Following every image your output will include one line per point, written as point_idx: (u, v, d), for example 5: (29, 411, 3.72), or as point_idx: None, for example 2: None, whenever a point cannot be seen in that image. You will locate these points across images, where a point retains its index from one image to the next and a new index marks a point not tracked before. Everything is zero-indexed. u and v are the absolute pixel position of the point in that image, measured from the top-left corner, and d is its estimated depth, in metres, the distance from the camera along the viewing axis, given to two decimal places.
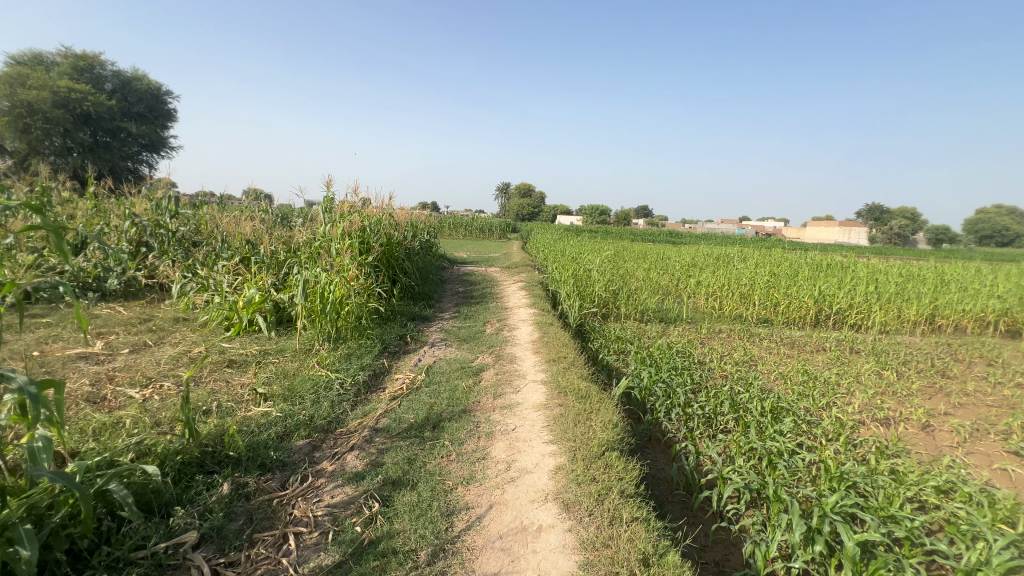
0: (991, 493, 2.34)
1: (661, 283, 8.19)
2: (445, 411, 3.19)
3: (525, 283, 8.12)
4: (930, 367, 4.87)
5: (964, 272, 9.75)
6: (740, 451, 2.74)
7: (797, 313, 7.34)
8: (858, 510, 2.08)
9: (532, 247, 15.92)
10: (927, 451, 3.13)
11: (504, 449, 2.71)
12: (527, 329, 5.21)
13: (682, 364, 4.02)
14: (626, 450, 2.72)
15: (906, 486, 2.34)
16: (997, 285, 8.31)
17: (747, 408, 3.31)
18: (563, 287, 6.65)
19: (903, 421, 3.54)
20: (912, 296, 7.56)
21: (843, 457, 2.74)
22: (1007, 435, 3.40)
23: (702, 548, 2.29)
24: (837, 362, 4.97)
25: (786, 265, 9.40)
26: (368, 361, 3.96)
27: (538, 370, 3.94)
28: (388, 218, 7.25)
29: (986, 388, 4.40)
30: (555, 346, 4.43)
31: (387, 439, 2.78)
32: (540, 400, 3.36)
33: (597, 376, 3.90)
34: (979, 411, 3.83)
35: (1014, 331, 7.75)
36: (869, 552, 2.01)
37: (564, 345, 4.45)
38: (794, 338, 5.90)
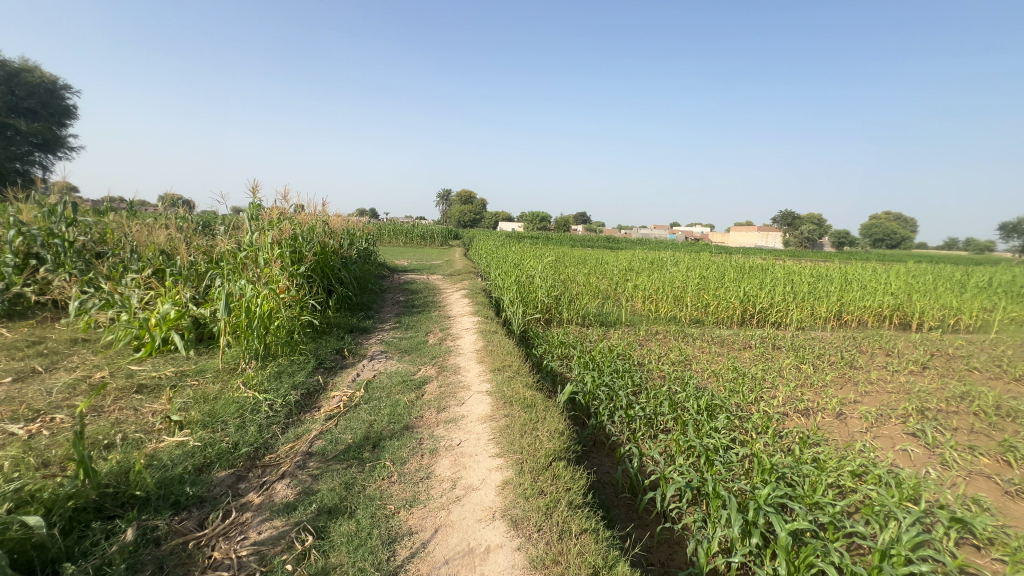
0: (897, 474, 2.60)
1: (601, 287, 8.44)
2: (386, 429, 3.06)
3: (468, 290, 8.05)
4: (839, 359, 5.36)
5: (863, 271, 10.94)
6: (680, 450, 2.85)
7: (725, 313, 7.84)
8: (787, 501, 2.23)
9: (475, 253, 15.92)
10: (841, 437, 3.44)
11: (449, 466, 2.65)
12: (470, 338, 5.15)
13: (623, 366, 4.15)
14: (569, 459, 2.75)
15: (827, 473, 2.54)
16: (890, 282, 9.36)
17: (684, 407, 3.45)
18: (507, 294, 6.67)
19: (820, 410, 3.86)
20: (822, 295, 8.34)
21: (771, 448, 2.94)
22: (906, 417, 3.81)
23: (649, 551, 2.36)
24: (762, 358, 5.35)
25: (714, 268, 10.01)
26: (301, 379, 3.74)
27: (483, 380, 3.90)
28: (323, 226, 6.93)
29: (886, 376, 4.91)
30: (499, 354, 4.42)
31: (321, 463, 2.63)
32: (485, 411, 3.31)
33: (541, 383, 3.91)
34: (882, 398, 4.27)
35: (905, 323, 8.75)
36: (799, 540, 2.14)
37: (508, 353, 4.45)
38: (724, 337, 6.29)
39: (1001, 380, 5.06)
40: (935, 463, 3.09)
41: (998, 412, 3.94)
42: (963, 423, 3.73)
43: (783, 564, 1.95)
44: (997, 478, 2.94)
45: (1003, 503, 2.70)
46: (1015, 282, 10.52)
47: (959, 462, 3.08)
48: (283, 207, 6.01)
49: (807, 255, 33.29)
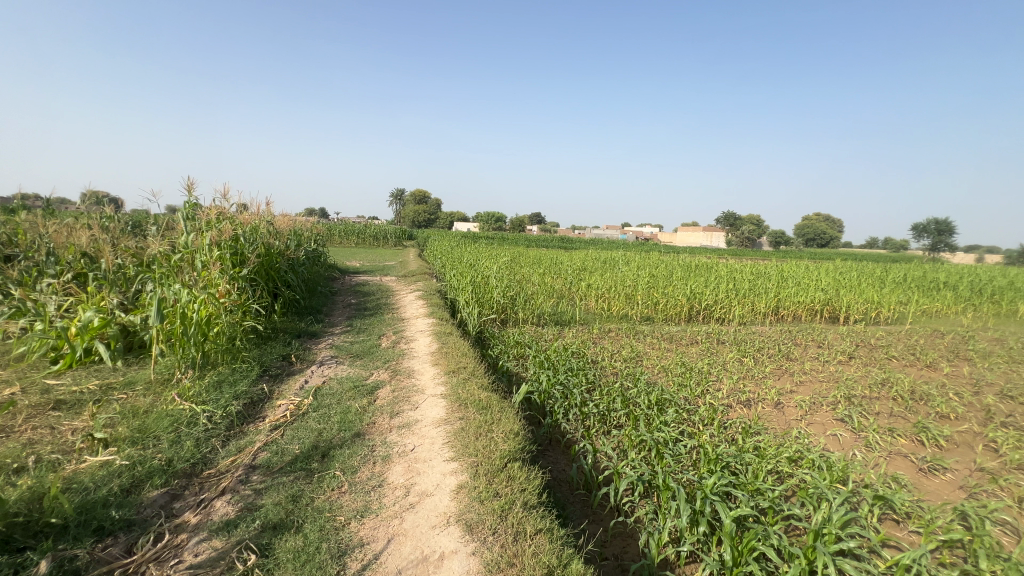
0: (828, 457, 2.80)
1: (555, 286, 8.55)
2: (336, 437, 2.96)
3: (423, 292, 7.92)
4: (777, 352, 5.71)
5: (797, 268, 11.71)
6: (632, 444, 2.93)
7: (674, 310, 8.16)
8: (730, 489, 2.34)
9: (431, 253, 15.72)
10: (779, 425, 3.66)
11: (402, 473, 2.59)
12: (425, 341, 5.07)
13: (577, 364, 4.22)
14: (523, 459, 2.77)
15: (767, 460, 2.70)
16: (821, 279, 10.09)
17: (636, 402, 3.56)
18: (462, 294, 6.63)
19: (761, 401, 4.09)
20: (761, 291, 8.85)
21: (717, 439, 3.08)
22: (835, 404, 4.12)
23: (603, 546, 2.40)
24: (707, 353, 5.61)
25: (663, 266, 10.39)
26: (243, 389, 3.54)
27: (437, 383, 3.84)
28: (267, 226, 6.62)
29: (818, 366, 5.27)
30: (454, 356, 4.38)
31: (266, 476, 2.50)
32: (439, 415, 3.27)
33: (497, 384, 3.90)
34: (814, 386, 4.60)
35: (834, 316, 9.46)
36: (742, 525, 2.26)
37: (463, 354, 4.42)
38: (673, 333, 6.54)
39: (915, 367, 5.57)
40: (860, 445, 3.35)
41: (913, 396, 4.33)
42: (884, 408, 4.07)
43: (728, 550, 2.04)
44: (912, 457, 3.23)
45: (919, 480, 2.97)
46: (924, 277, 11.62)
47: (881, 443, 3.35)
48: (223, 206, 5.68)
49: (748, 255, 35.24)
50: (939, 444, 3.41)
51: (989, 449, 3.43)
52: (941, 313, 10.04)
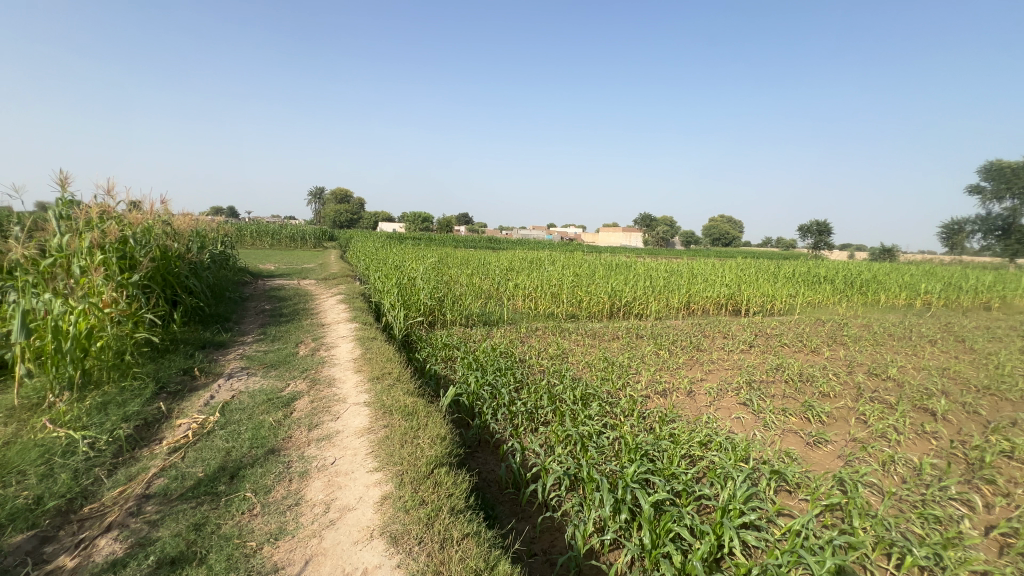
0: (732, 439, 3.07)
1: (484, 287, 8.56)
2: (247, 456, 2.74)
3: (345, 295, 7.58)
4: (689, 344, 6.17)
5: (705, 265, 12.74)
6: (559, 440, 3.02)
7: (597, 308, 8.51)
8: (648, 475, 2.49)
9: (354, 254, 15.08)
10: (691, 411, 3.96)
11: (322, 488, 2.45)
12: (347, 347, 4.85)
13: (505, 364, 4.27)
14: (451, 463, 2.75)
15: (681, 446, 2.91)
16: (726, 275, 11.04)
17: (562, 398, 3.67)
18: (387, 297, 6.43)
19: (675, 390, 4.40)
20: (675, 288, 9.51)
21: (637, 428, 3.26)
22: (738, 389, 4.53)
23: (532, 542, 2.44)
24: (628, 347, 5.93)
25: (586, 266, 10.81)
26: (134, 409, 3.16)
27: (360, 391, 3.69)
28: (163, 226, 5.97)
29: (724, 355, 5.77)
30: (378, 361, 4.23)
31: (163, 506, 2.26)
32: (362, 424, 3.14)
33: (424, 388, 3.83)
34: (720, 374, 5.03)
35: (737, 309, 10.41)
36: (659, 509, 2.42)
37: (388, 359, 4.28)
38: (596, 330, 6.83)
39: (802, 352, 6.28)
40: (759, 426, 3.72)
41: (801, 378, 4.88)
42: (778, 390, 4.55)
43: (647, 534, 2.17)
44: (801, 433, 3.64)
45: (807, 452, 3.35)
46: (808, 272, 13.15)
47: (776, 423, 3.74)
48: (107, 204, 5.04)
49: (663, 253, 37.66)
50: (822, 419, 3.87)
51: (860, 420, 3.95)
52: (822, 304, 11.42)
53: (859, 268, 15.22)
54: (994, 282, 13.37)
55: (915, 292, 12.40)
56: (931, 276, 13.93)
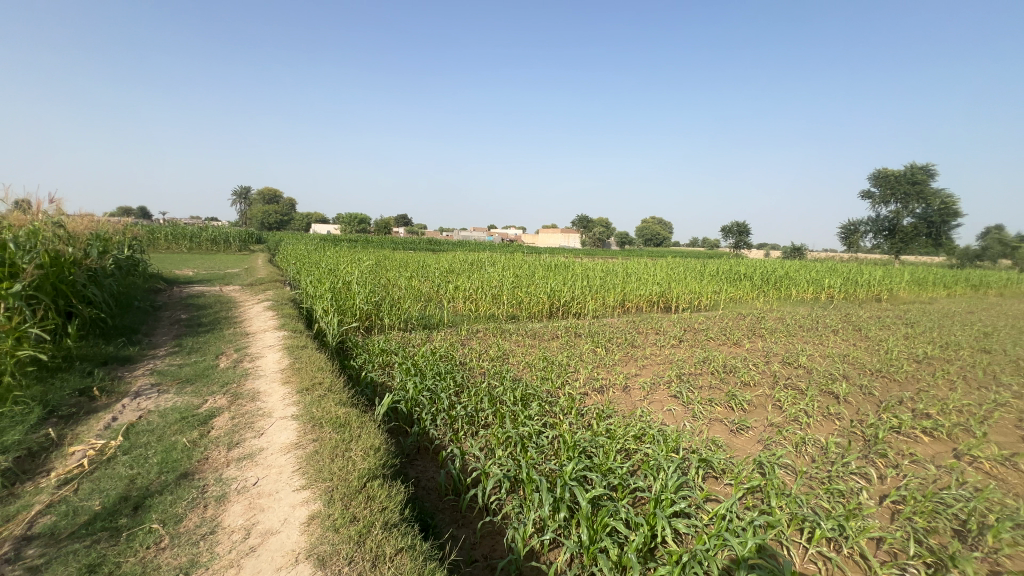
0: (664, 431, 3.22)
1: (423, 289, 8.41)
2: (154, 483, 2.49)
3: (273, 301, 7.15)
4: (624, 341, 6.42)
5: (639, 265, 13.33)
6: (499, 442, 3.02)
7: (536, 308, 8.63)
8: (586, 472, 2.56)
9: (284, 258, 14.26)
10: (627, 406, 4.12)
11: (241, 513, 2.28)
12: (274, 357, 4.56)
13: (445, 367, 4.21)
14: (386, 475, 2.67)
15: (618, 440, 3.01)
16: (657, 274, 11.62)
17: (503, 400, 3.68)
18: (319, 302, 6.13)
19: (612, 386, 4.55)
20: (610, 287, 9.87)
21: (576, 425, 3.34)
22: (669, 382, 4.77)
23: (472, 548, 2.41)
24: (567, 346, 6.06)
25: (526, 266, 10.94)
26: (15, 439, 2.78)
27: (287, 404, 3.48)
28: (54, 229, 5.32)
29: (656, 351, 6.06)
30: (308, 371, 4.01)
31: (48, 548, 2.00)
32: (289, 440, 2.96)
33: (358, 397, 3.68)
34: (653, 368, 5.27)
35: (667, 306, 10.98)
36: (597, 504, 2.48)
37: (318, 369, 4.08)
38: (536, 330, 6.93)
39: (726, 345, 6.74)
40: (689, 417, 3.94)
41: (725, 369, 5.23)
42: (704, 382, 4.85)
43: (585, 531, 2.22)
44: (725, 421, 3.89)
45: (730, 439, 3.59)
46: (730, 270, 14.16)
47: (703, 413, 3.97)
48: None
49: (600, 253, 39.07)
50: (743, 407, 4.17)
51: (776, 406, 4.30)
52: (742, 299, 12.34)
53: (774, 265, 16.59)
54: (883, 277, 15.11)
55: (820, 286, 13.73)
56: (833, 271, 15.49)
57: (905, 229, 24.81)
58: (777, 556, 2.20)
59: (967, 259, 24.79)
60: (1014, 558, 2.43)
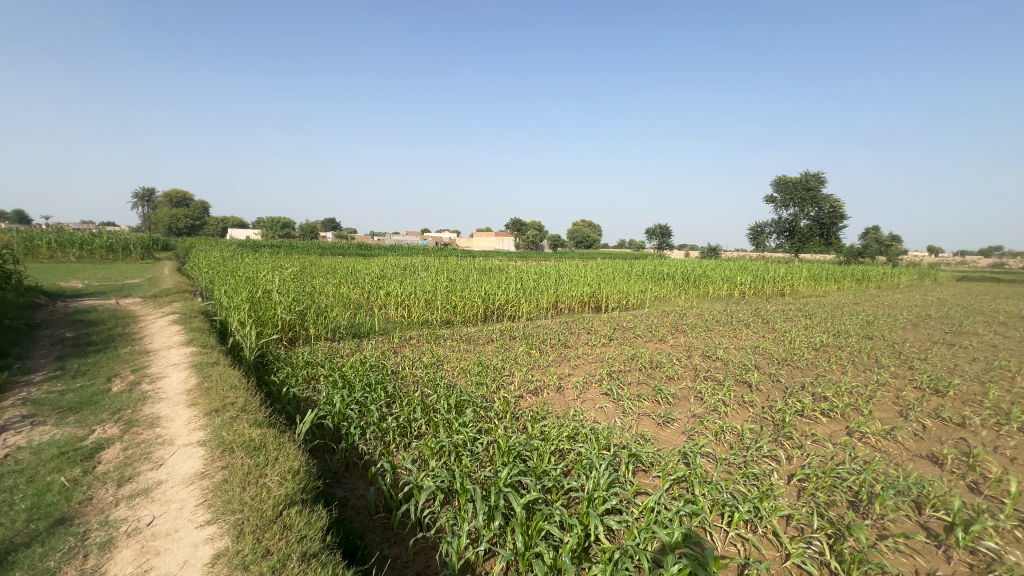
0: (596, 429, 3.32)
1: (352, 296, 8.08)
2: (21, 534, 2.15)
3: (179, 314, 6.51)
4: (557, 341, 6.56)
5: (570, 267, 13.72)
6: (432, 452, 2.95)
7: (471, 312, 8.59)
8: (520, 477, 2.57)
9: (194, 266, 13.08)
10: (561, 406, 4.19)
11: (131, 559, 2.03)
12: (179, 376, 4.15)
13: (376, 378, 4.05)
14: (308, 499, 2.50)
15: (553, 442, 3.06)
16: (587, 275, 12.02)
17: (436, 408, 3.61)
18: (234, 313, 5.67)
19: (546, 387, 4.62)
20: (544, 289, 10.05)
21: (511, 429, 3.35)
22: (601, 380, 4.93)
23: (403, 567, 2.32)
24: (501, 349, 6.09)
25: (459, 270, 10.86)
26: None
27: (192, 429, 3.17)
28: None
29: (588, 350, 6.25)
30: (218, 391, 3.68)
31: None
32: (193, 470, 2.69)
33: (278, 416, 3.43)
34: (585, 367, 5.43)
35: (598, 306, 11.39)
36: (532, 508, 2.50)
37: (231, 387, 3.76)
38: (471, 334, 6.89)
39: (651, 342, 7.10)
40: (619, 413, 4.09)
41: (651, 365, 5.50)
42: (633, 378, 5.06)
43: (520, 538, 2.23)
44: (653, 415, 4.09)
45: (658, 432, 3.77)
46: (654, 270, 14.99)
47: (633, 408, 4.14)
48: None
49: (533, 255, 39.78)
50: (669, 400, 4.40)
51: (698, 398, 4.58)
52: (666, 297, 13.09)
53: (694, 264, 17.78)
54: (786, 273, 16.71)
55: (733, 284, 14.90)
56: (743, 269, 16.89)
57: (802, 230, 27.62)
58: (701, 542, 2.33)
59: (852, 257, 28.08)
60: (897, 521, 2.75)
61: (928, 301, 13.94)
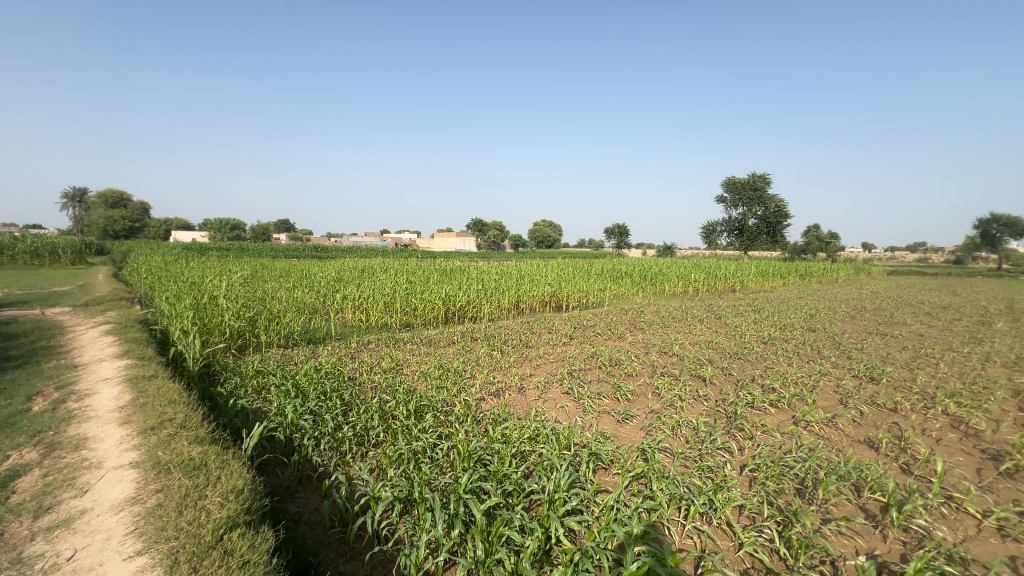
0: (557, 430, 3.34)
1: (307, 301, 7.79)
2: None
3: (114, 324, 6.07)
4: (518, 342, 6.58)
5: (531, 267, 13.80)
6: (391, 461, 2.88)
7: (432, 314, 8.48)
8: (481, 483, 2.55)
9: (133, 271, 12.24)
10: (523, 407, 4.20)
11: None
12: (111, 392, 3.85)
13: (331, 385, 3.92)
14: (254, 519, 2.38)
15: (514, 445, 3.05)
16: (548, 274, 12.13)
17: (395, 414, 3.52)
18: (176, 322, 5.34)
19: (508, 388, 4.62)
20: (505, 289, 10.06)
21: (472, 432, 3.32)
22: (562, 379, 4.98)
23: None
24: (463, 351, 6.04)
25: (419, 272, 10.70)
26: None
27: (123, 451, 2.95)
28: None
29: (549, 349, 6.30)
30: (154, 407, 3.45)
31: None
32: (123, 495, 2.50)
33: (222, 432, 3.25)
34: (546, 367, 5.47)
35: (559, 305, 11.52)
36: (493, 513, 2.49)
37: (170, 402, 3.53)
38: (431, 337, 6.79)
39: (611, 339, 7.24)
40: (580, 411, 4.14)
41: (611, 362, 5.61)
42: (593, 376, 5.14)
43: (480, 545, 2.21)
44: (612, 412, 4.16)
45: (618, 429, 3.84)
46: (613, 268, 15.32)
47: (593, 407, 4.20)
48: None
49: (494, 255, 39.76)
50: (628, 397, 4.50)
51: (655, 393, 4.71)
52: (624, 295, 13.40)
53: (651, 263, 18.31)
54: (736, 270, 17.50)
55: (687, 281, 15.44)
56: (697, 267, 17.55)
57: (750, 229, 29.00)
58: (659, 538, 2.38)
59: (795, 254, 29.73)
60: (839, 505, 2.92)
61: (862, 295, 14.95)
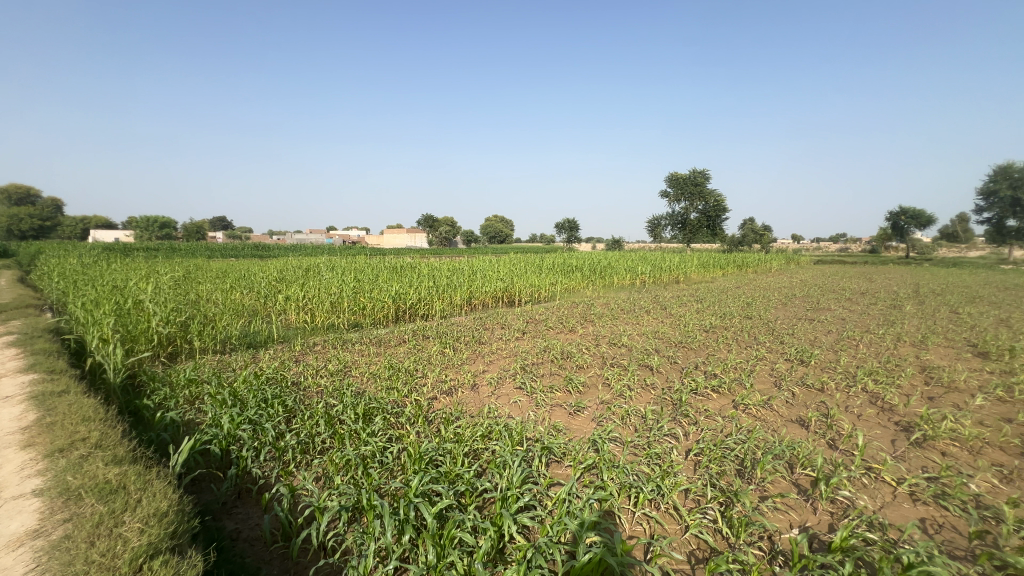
0: (510, 426, 3.35)
1: (245, 303, 7.36)
2: None
3: (17, 334, 5.46)
4: (471, 338, 6.54)
5: (483, 262, 13.76)
6: (337, 468, 2.78)
7: (381, 313, 8.26)
8: (432, 485, 2.51)
9: (42, 275, 11.08)
10: (476, 405, 4.18)
11: None
12: (12, 412, 3.46)
13: (273, 392, 3.72)
14: (182, 543, 2.21)
15: (466, 443, 3.03)
16: (500, 270, 12.15)
17: (342, 419, 3.40)
18: (94, 329, 4.88)
19: (461, 386, 4.58)
20: (456, 285, 9.97)
21: (424, 433, 3.26)
22: (514, 374, 5.00)
23: None
24: (414, 349, 5.93)
25: (367, 270, 10.38)
26: None
27: (25, 477, 2.66)
28: None
29: (501, 345, 6.31)
30: (65, 426, 3.13)
31: None
32: (24, 527, 2.25)
33: (146, 449, 3.01)
34: (499, 363, 5.48)
35: (511, 299, 11.56)
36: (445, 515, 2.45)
37: (83, 419, 3.22)
38: (381, 336, 6.61)
39: (562, 332, 7.35)
40: (533, 406, 4.17)
41: (562, 355, 5.69)
42: (545, 370, 5.20)
43: (432, 549, 2.17)
44: (564, 405, 4.22)
45: (570, 422, 3.91)
46: (563, 262, 15.55)
47: (545, 401, 4.25)
48: None
49: (445, 252, 39.39)
50: (579, 389, 4.58)
51: (605, 384, 4.83)
52: (575, 288, 13.66)
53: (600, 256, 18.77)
54: (679, 262, 18.28)
55: (634, 274, 15.97)
56: (643, 259, 18.18)
57: (692, 222, 30.39)
58: (610, 527, 2.44)
59: (733, 245, 31.47)
60: (775, 482, 3.12)
61: (792, 283, 16.09)
